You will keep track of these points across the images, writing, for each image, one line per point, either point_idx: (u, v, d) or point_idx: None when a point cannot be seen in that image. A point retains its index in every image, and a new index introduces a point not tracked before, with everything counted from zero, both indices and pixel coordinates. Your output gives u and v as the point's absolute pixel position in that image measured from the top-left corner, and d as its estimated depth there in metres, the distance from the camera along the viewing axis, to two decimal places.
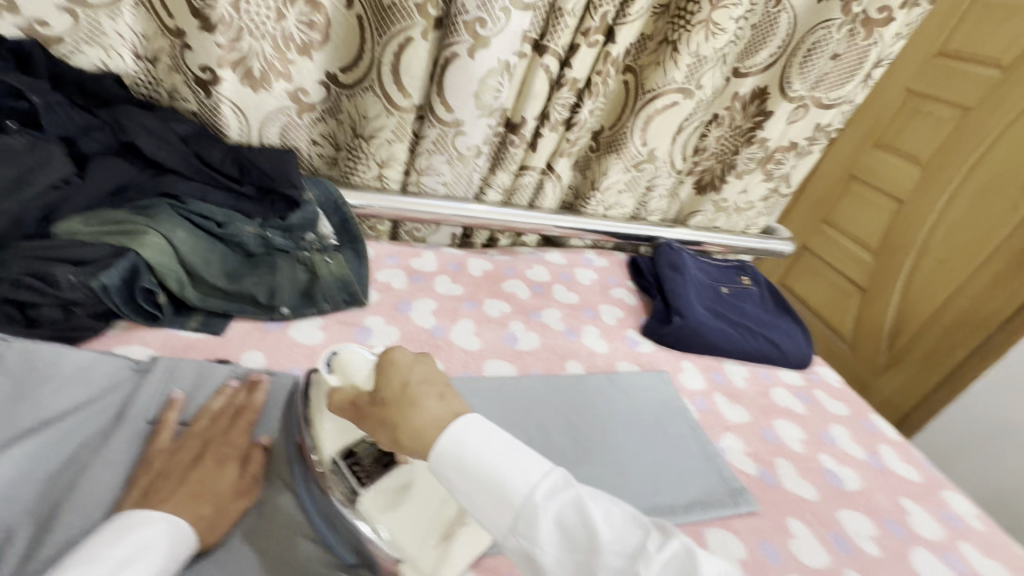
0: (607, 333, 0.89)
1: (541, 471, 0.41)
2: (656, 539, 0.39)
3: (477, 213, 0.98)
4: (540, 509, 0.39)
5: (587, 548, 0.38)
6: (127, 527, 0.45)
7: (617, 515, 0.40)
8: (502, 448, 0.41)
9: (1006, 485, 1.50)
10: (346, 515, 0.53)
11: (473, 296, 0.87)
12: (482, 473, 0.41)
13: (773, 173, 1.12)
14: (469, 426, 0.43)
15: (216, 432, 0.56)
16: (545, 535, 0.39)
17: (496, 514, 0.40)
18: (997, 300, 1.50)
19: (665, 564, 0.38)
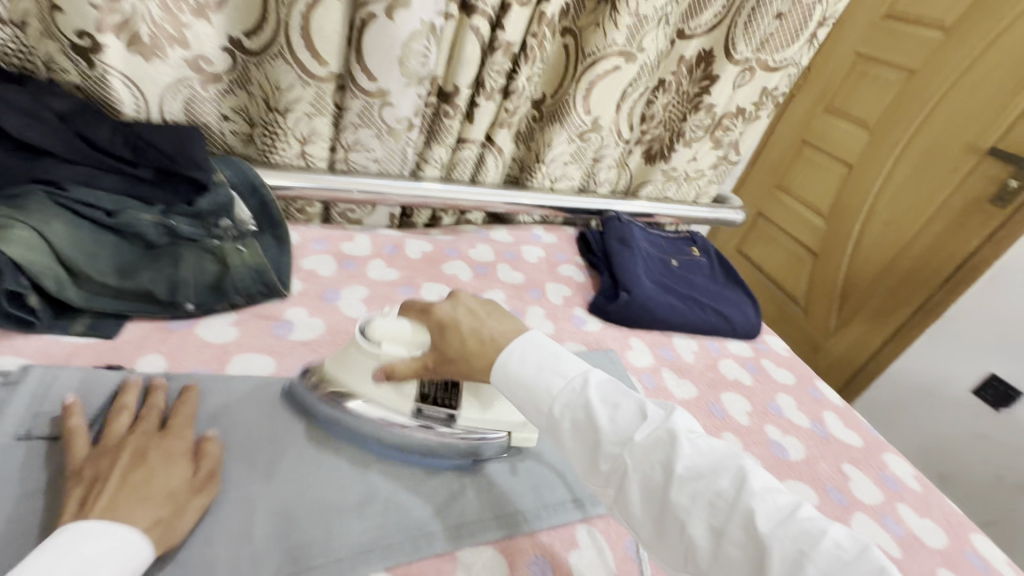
0: (552, 313, 0.86)
1: (565, 381, 0.51)
2: (649, 429, 0.47)
3: (413, 190, 0.91)
4: (560, 413, 0.49)
5: (594, 441, 0.48)
6: (67, 545, 0.39)
7: (623, 413, 0.48)
8: (532, 365, 0.52)
9: (945, 435, 1.59)
10: (453, 436, 0.58)
11: (409, 281, 0.82)
12: (515, 390, 0.52)
13: (722, 141, 1.10)
14: (507, 350, 0.54)
15: (146, 434, 0.50)
16: (567, 433, 0.49)
17: (531, 413, 0.52)
18: (939, 260, 1.55)
19: (652, 447, 0.46)
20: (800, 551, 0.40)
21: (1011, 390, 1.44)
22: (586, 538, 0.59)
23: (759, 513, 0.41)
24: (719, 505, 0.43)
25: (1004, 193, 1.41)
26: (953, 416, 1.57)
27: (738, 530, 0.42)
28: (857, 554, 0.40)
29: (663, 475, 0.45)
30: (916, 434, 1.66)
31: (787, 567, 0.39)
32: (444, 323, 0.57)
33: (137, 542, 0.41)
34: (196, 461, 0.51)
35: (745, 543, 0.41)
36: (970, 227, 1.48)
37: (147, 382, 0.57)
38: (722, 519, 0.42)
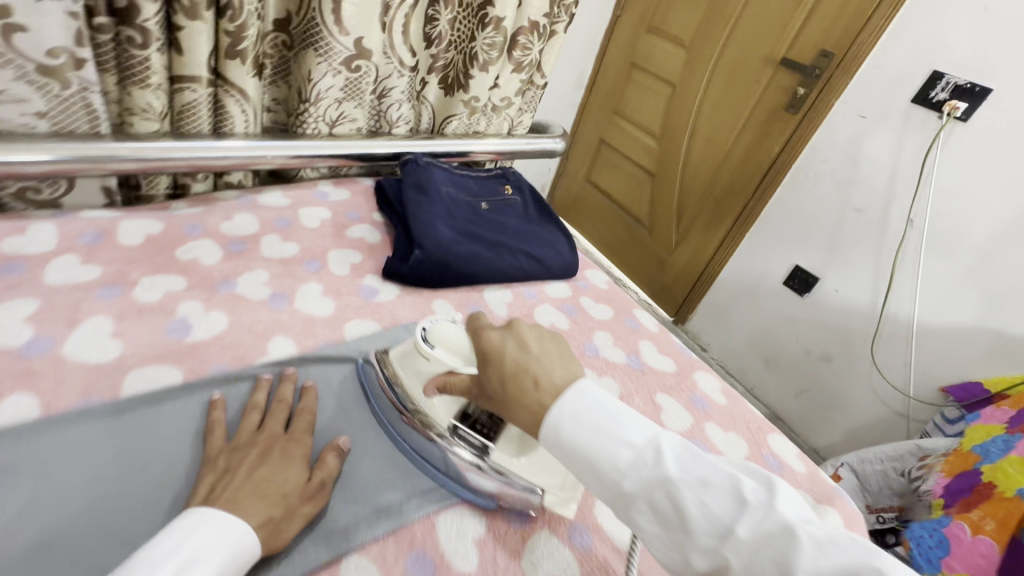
0: (333, 289, 0.71)
1: (635, 452, 0.41)
2: (756, 519, 0.37)
3: (114, 151, 0.67)
4: (633, 494, 0.40)
5: (681, 531, 0.38)
6: (186, 529, 0.38)
7: (713, 492, 0.38)
8: (590, 431, 0.43)
9: (767, 324, 1.78)
10: (470, 470, 0.53)
11: (118, 278, 0.61)
12: (571, 458, 0.43)
13: (522, 62, 1.01)
14: (554, 408, 0.44)
15: (276, 435, 0.49)
16: (644, 517, 0.40)
17: (598, 487, 0.42)
18: (750, 168, 1.66)
19: (759, 537, 0.36)
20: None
21: (810, 278, 1.63)
22: (352, 572, 0.44)
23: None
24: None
25: (795, 100, 1.52)
26: (770, 306, 1.76)
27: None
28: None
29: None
30: (745, 328, 1.85)
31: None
32: (488, 353, 0.50)
33: (249, 538, 0.39)
34: (315, 467, 0.49)
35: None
36: (773, 134, 1.59)
37: (274, 377, 0.57)
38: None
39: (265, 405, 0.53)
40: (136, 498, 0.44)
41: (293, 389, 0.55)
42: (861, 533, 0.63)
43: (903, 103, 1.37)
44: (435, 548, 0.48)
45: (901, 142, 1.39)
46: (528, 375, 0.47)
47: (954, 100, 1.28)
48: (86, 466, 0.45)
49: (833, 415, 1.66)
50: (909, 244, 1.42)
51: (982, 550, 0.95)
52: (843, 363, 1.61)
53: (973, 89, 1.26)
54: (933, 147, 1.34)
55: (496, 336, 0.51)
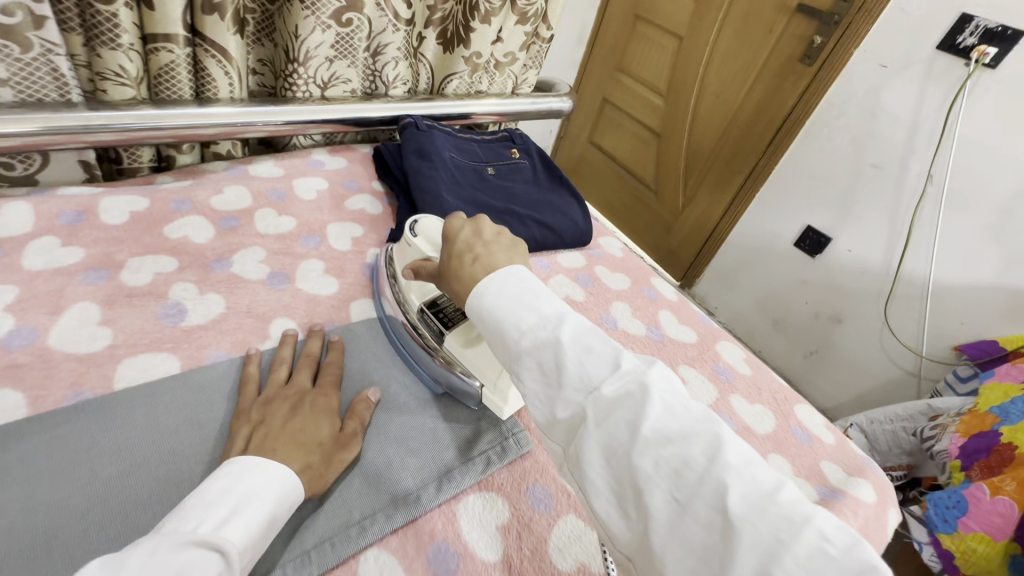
0: (336, 265, 0.67)
1: (538, 317, 0.40)
2: (623, 382, 0.37)
3: (87, 122, 0.61)
4: (525, 352, 0.39)
5: (557, 387, 0.38)
6: (231, 475, 0.38)
7: (595, 357, 0.38)
8: (507, 298, 0.42)
9: (778, 288, 1.74)
10: (428, 353, 0.57)
11: (103, 261, 0.56)
12: (483, 322, 0.42)
13: (527, 13, 0.93)
14: (483, 280, 0.44)
15: (304, 387, 0.50)
16: (526, 373, 0.39)
17: (496, 346, 0.42)
18: (762, 125, 1.59)
19: (622, 400, 0.36)
20: (776, 541, 0.30)
21: (823, 238, 1.58)
22: (373, 568, 0.42)
23: (731, 488, 0.32)
24: (687, 478, 0.33)
25: (811, 51, 1.43)
26: (780, 269, 1.71)
27: (707, 508, 0.32)
28: (843, 548, 0.30)
29: (627, 434, 0.35)
30: (754, 292, 1.81)
31: (755, 552, 0.30)
32: (446, 234, 0.52)
33: (295, 480, 0.40)
34: (347, 417, 0.49)
35: (714, 522, 0.32)
36: (787, 88, 1.51)
37: (301, 334, 0.57)
38: (689, 492, 0.33)
39: (291, 359, 0.53)
40: (138, 498, 0.41)
41: (320, 344, 0.55)
42: (891, 504, 0.61)
43: (927, 50, 1.29)
44: (457, 538, 0.45)
45: (923, 93, 1.31)
46: (473, 254, 0.48)
47: (983, 46, 1.19)
48: (81, 464, 0.41)
49: (844, 376, 1.64)
50: (927, 201, 1.36)
51: (1002, 511, 0.94)
52: (855, 323, 1.57)
53: (1004, 32, 1.16)
54: (958, 97, 1.26)
55: (458, 222, 0.53)
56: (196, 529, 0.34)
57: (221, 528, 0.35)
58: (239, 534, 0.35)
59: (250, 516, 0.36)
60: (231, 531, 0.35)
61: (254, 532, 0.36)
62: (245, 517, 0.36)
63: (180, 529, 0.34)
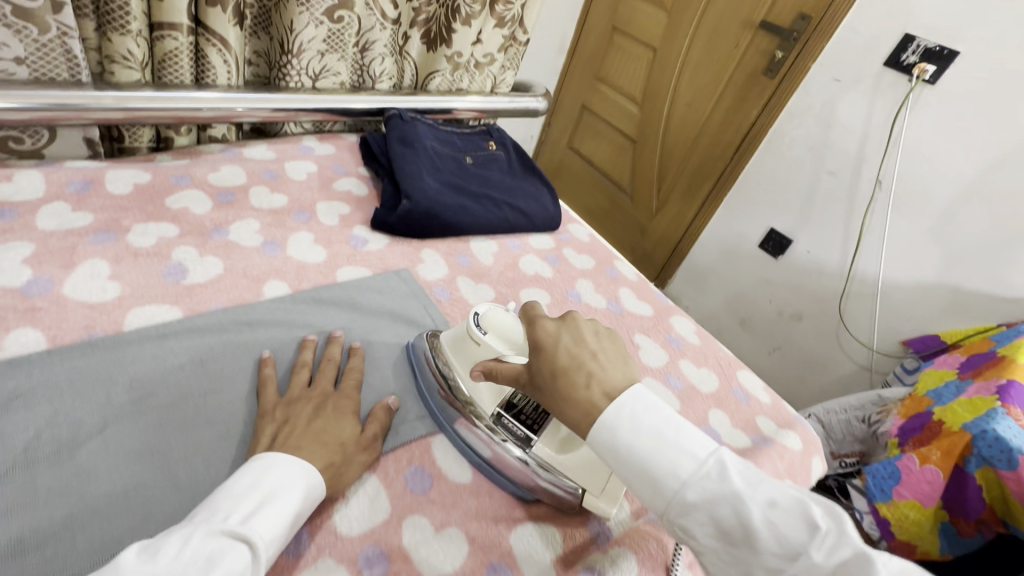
0: (324, 238, 0.73)
1: (695, 464, 0.38)
2: (830, 546, 0.34)
3: (96, 100, 0.66)
4: (694, 504, 0.37)
5: (746, 548, 0.35)
6: (259, 472, 0.41)
7: (780, 509, 0.35)
8: (650, 438, 0.39)
9: (745, 287, 1.84)
10: (517, 463, 0.51)
11: (111, 225, 0.62)
12: (625, 467, 0.40)
13: (504, 17, 1.02)
14: (608, 410, 0.41)
15: (327, 391, 0.52)
16: (703, 530, 0.37)
17: (650, 496, 0.39)
18: (728, 133, 1.70)
19: (834, 564, 0.33)
20: None
21: (784, 240, 1.70)
22: (355, 487, 0.47)
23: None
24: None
25: (773, 64, 1.55)
26: (746, 269, 1.82)
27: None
28: None
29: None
30: (723, 291, 1.92)
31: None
32: (540, 347, 0.47)
33: (315, 480, 0.42)
34: (367, 421, 0.51)
35: None
36: (751, 98, 1.62)
37: (322, 338, 0.59)
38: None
39: (312, 362, 0.55)
40: (150, 419, 0.46)
41: (341, 349, 0.57)
42: (817, 454, 0.69)
43: (875, 67, 1.41)
44: (432, 468, 0.51)
45: (873, 105, 1.43)
46: (586, 369, 0.44)
47: (923, 63, 1.32)
48: (98, 387, 0.47)
49: (806, 371, 1.74)
50: (876, 206, 1.48)
51: (930, 478, 1.05)
52: (814, 320, 1.68)
53: (941, 51, 1.29)
54: (902, 109, 1.38)
55: (552, 326, 0.48)
56: (225, 522, 0.36)
57: (248, 522, 0.37)
58: (264, 526, 0.37)
59: (274, 513, 0.38)
60: (258, 524, 0.37)
61: (276, 529, 0.38)
62: (272, 511, 0.38)
63: (211, 519, 0.36)
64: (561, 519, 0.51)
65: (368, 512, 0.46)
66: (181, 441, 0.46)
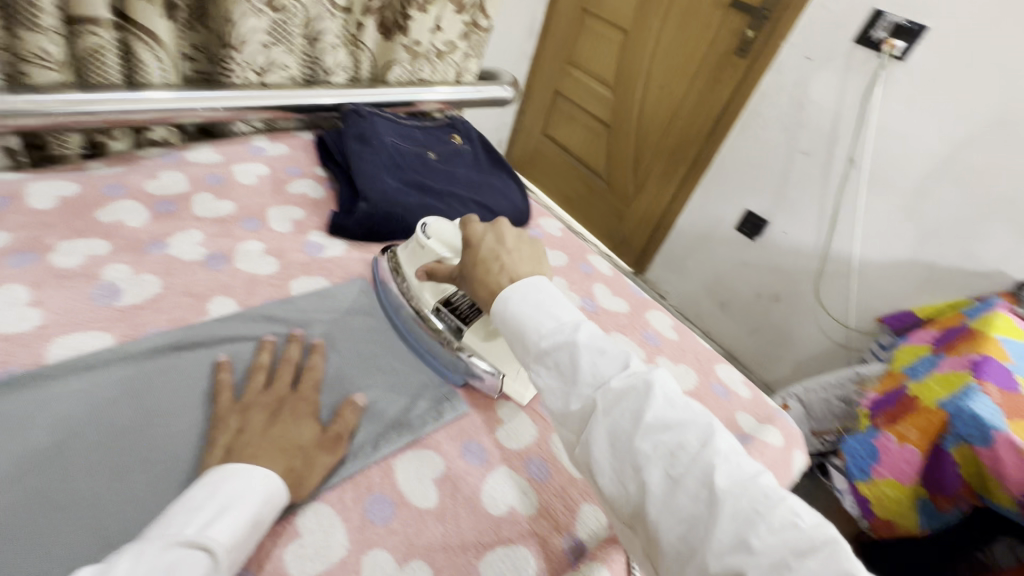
0: (276, 246, 0.68)
1: (557, 323, 0.43)
2: (631, 379, 0.40)
3: (8, 105, 0.59)
4: (547, 350, 0.42)
5: (571, 382, 0.40)
6: (214, 480, 0.39)
7: (606, 358, 0.41)
8: (531, 301, 0.45)
9: (722, 269, 1.83)
10: (448, 350, 0.59)
11: (32, 244, 0.56)
12: (504, 325, 0.45)
13: (464, 2, 0.97)
14: (509, 287, 0.47)
15: (285, 392, 0.50)
16: (546, 372, 0.42)
17: (519, 349, 0.44)
18: (703, 115, 1.67)
19: (626, 395, 0.39)
20: (754, 510, 0.33)
21: (761, 222, 1.69)
22: (312, 521, 0.44)
23: (718, 469, 0.35)
24: (681, 457, 0.36)
25: (745, 44, 1.52)
26: (722, 251, 1.81)
27: (696, 485, 0.35)
28: (813, 524, 0.33)
29: (632, 423, 0.38)
30: (700, 275, 1.91)
31: (733, 522, 0.33)
32: (468, 241, 0.54)
33: (276, 483, 0.41)
34: (334, 421, 0.49)
35: (701, 496, 0.35)
36: (723, 79, 1.59)
37: (281, 338, 0.57)
38: (681, 471, 0.36)
39: (270, 364, 0.53)
40: (76, 463, 0.42)
41: (301, 348, 0.55)
42: (798, 447, 0.68)
43: (846, 44, 1.38)
44: (396, 492, 0.48)
45: (844, 83, 1.41)
46: (501, 261, 0.50)
47: (892, 39, 1.30)
48: (14, 434, 0.42)
49: (784, 351, 1.75)
50: (850, 185, 1.48)
51: (907, 457, 1.05)
52: (791, 301, 1.68)
53: (910, 27, 1.28)
54: (873, 87, 1.37)
55: (480, 228, 0.55)
56: (181, 534, 0.35)
57: (206, 531, 0.36)
58: (223, 533, 0.36)
59: (233, 519, 0.37)
60: (216, 531, 0.36)
61: (237, 536, 0.37)
62: (230, 518, 0.37)
63: (164, 535, 0.35)
64: (533, 539, 0.48)
65: (322, 548, 0.42)
66: (112, 484, 0.42)
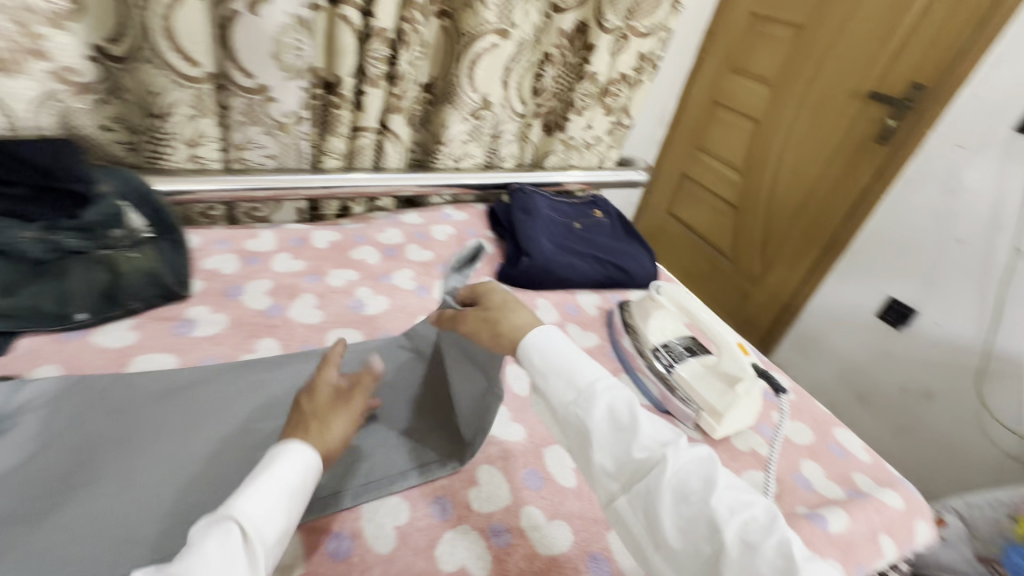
0: (460, 285, 0.90)
1: (603, 375, 0.50)
2: (695, 446, 0.45)
3: (313, 182, 0.92)
4: (598, 393, 0.48)
5: (629, 432, 0.45)
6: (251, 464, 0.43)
7: (662, 421, 0.47)
8: (567, 351, 0.51)
9: (858, 359, 1.72)
10: (659, 385, 0.76)
11: (316, 269, 0.85)
12: (549, 365, 0.50)
13: (612, 106, 1.20)
14: (553, 335, 0.53)
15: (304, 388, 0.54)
16: (598, 415, 0.47)
17: (561, 389, 0.49)
18: (839, 200, 1.68)
19: (691, 460, 0.44)
20: None
21: (907, 310, 1.59)
22: (486, 476, 0.60)
23: (792, 542, 0.40)
24: (755, 528, 0.41)
25: (886, 132, 1.53)
26: (861, 338, 1.71)
27: (773, 555, 0.39)
28: None
29: (703, 486, 0.42)
30: (833, 362, 1.81)
31: None
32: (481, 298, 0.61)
33: (300, 460, 0.43)
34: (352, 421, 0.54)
35: (778, 564, 0.39)
36: (862, 166, 1.60)
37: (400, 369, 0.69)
38: (756, 538, 0.40)
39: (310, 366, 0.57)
40: None
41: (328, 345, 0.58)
42: (921, 517, 0.69)
43: (1005, 133, 1.34)
44: (544, 470, 0.62)
45: (1004, 173, 1.36)
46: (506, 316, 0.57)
47: None
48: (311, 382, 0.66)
49: (943, 460, 1.55)
50: (1017, 276, 1.35)
51: None
52: (947, 401, 1.51)
53: None
54: None
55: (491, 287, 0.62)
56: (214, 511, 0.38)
57: (237, 503, 0.38)
58: (248, 504, 0.38)
59: (258, 493, 0.39)
60: (240, 502, 0.38)
61: (268, 504, 0.39)
62: (254, 491, 0.39)
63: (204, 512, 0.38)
64: None
65: (492, 496, 0.58)
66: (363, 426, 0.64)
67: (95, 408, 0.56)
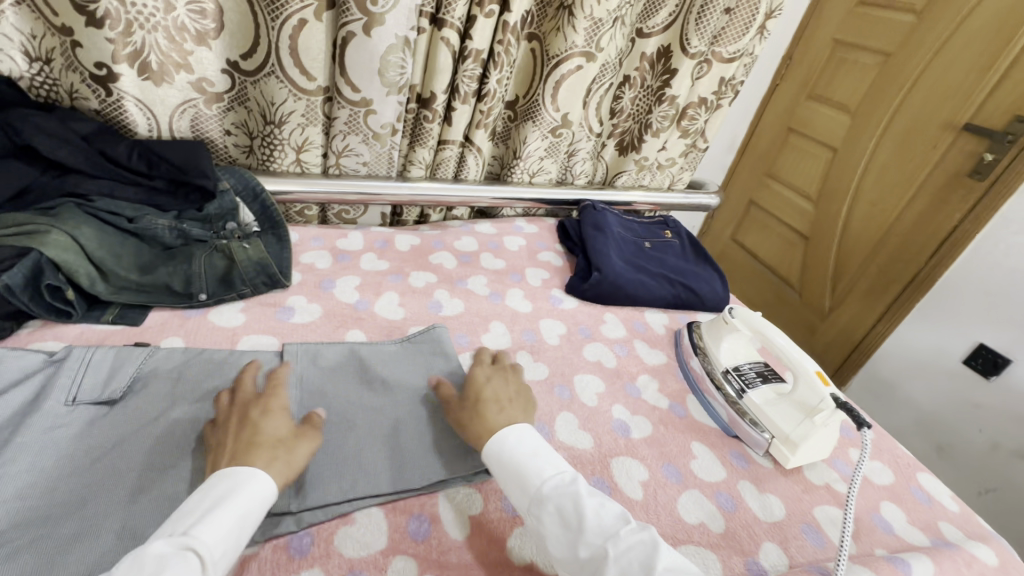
0: (531, 294, 0.93)
1: (550, 474, 0.53)
2: (637, 532, 0.48)
3: (401, 190, 0.99)
4: (547, 495, 0.51)
5: (576, 530, 0.49)
6: (208, 485, 0.46)
7: (606, 511, 0.50)
8: (517, 452, 0.55)
9: (939, 408, 1.60)
10: (729, 409, 0.75)
11: (398, 270, 0.91)
12: (503, 469, 0.55)
13: (689, 129, 1.21)
14: (503, 438, 0.57)
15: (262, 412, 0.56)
16: (551, 517, 0.51)
17: (517, 493, 0.53)
18: (923, 236, 1.57)
19: (633, 548, 0.47)
20: None
21: (999, 358, 1.45)
22: None
23: None
24: None
25: (981, 167, 1.42)
26: (946, 386, 1.57)
27: None
28: None
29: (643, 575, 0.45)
30: (910, 409, 1.68)
31: None
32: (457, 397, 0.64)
33: (258, 486, 0.47)
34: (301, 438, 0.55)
35: None
36: (952, 202, 1.50)
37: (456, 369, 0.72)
38: None
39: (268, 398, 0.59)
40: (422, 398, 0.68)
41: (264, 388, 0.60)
42: None
43: None
44: (611, 480, 0.63)
45: None
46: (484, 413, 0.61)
47: None
48: None
49: None
50: None
51: None
52: None
53: None
54: None
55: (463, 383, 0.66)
56: (174, 536, 0.41)
57: (195, 530, 0.42)
58: (207, 533, 0.42)
59: (219, 521, 0.43)
60: (200, 531, 0.42)
61: (226, 531, 0.43)
62: (214, 520, 0.43)
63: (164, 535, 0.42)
64: (720, 550, 0.58)
65: None
66: None
67: (212, 375, 0.63)
